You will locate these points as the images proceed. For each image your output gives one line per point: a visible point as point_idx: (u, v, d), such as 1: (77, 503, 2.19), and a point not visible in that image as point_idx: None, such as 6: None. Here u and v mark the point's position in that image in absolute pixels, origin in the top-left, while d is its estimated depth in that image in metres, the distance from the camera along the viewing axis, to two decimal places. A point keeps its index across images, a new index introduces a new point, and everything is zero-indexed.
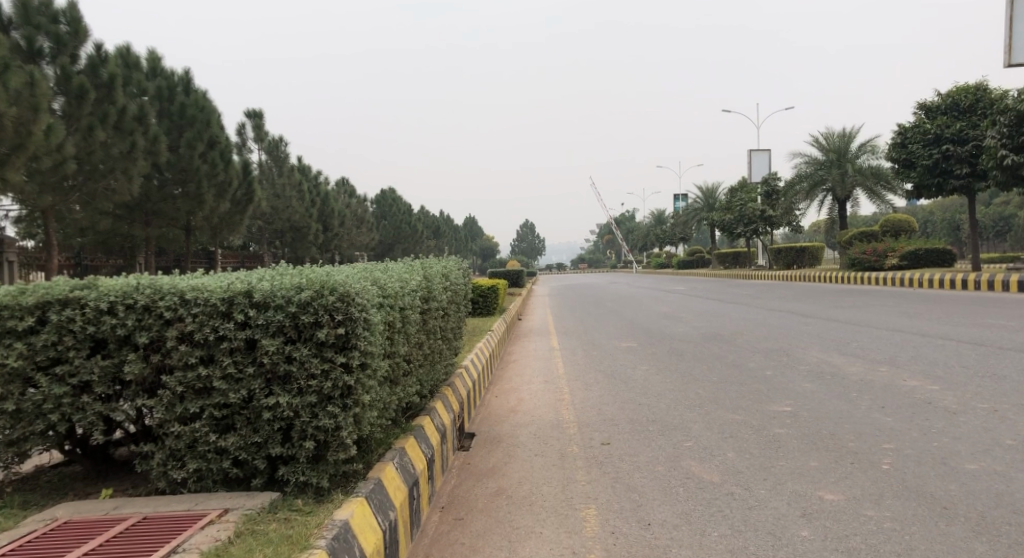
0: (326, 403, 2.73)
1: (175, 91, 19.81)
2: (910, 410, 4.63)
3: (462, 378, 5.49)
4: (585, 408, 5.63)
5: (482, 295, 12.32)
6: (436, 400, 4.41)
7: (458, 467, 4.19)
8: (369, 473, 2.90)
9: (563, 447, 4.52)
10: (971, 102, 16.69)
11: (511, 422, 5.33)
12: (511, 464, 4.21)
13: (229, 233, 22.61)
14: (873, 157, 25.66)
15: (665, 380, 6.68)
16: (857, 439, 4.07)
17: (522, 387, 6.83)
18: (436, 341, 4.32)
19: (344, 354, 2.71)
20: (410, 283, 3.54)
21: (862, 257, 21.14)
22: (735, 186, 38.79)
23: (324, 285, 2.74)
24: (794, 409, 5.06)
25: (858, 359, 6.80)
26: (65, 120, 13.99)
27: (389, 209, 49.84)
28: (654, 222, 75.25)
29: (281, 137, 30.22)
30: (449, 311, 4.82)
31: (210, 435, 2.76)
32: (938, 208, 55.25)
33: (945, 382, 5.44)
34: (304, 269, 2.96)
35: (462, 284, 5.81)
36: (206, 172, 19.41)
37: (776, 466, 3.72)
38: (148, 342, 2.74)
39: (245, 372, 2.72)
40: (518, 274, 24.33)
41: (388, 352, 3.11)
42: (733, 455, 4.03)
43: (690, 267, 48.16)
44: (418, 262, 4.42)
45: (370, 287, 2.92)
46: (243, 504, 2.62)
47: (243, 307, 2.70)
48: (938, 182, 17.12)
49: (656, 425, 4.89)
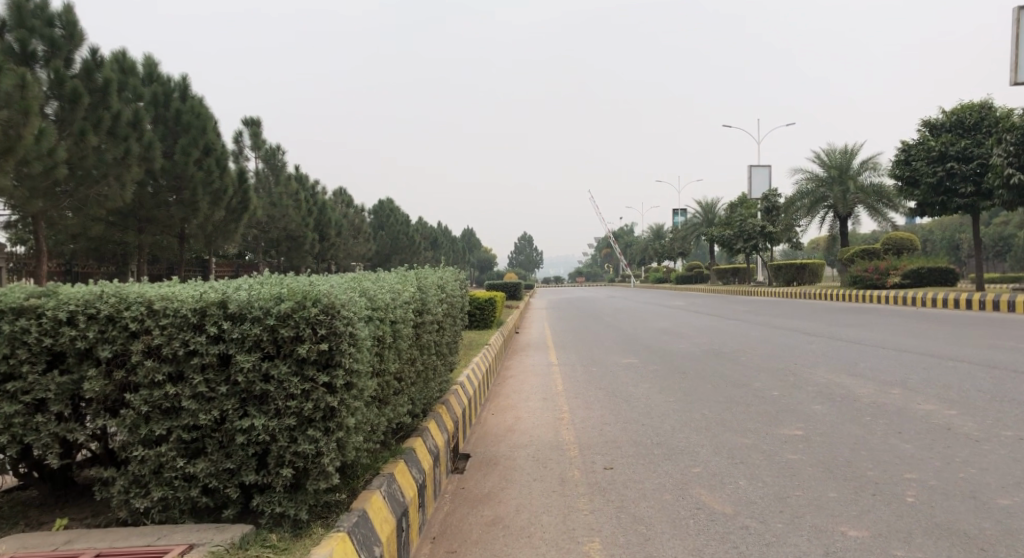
0: (306, 426, 2.48)
1: (171, 97, 19.70)
2: (930, 437, 4.38)
3: (457, 396, 5.24)
4: (586, 428, 5.37)
5: (479, 307, 12.08)
6: (429, 419, 4.16)
7: (451, 492, 3.93)
8: (354, 503, 2.64)
9: (564, 472, 4.26)
10: (976, 120, 16.61)
11: (509, 443, 5.07)
12: (508, 490, 3.94)
13: (224, 241, 22.32)
14: (875, 175, 25.59)
15: (668, 400, 6.42)
16: (876, 468, 3.82)
17: (521, 405, 6.57)
18: (430, 357, 4.07)
19: (327, 373, 2.47)
20: (402, 295, 3.31)
21: (864, 274, 20.98)
22: (735, 202, 38.72)
23: (306, 295, 2.51)
24: (806, 433, 4.80)
25: (868, 380, 6.55)
26: (59, 125, 13.82)
27: (387, 220, 49.74)
28: (652, 236, 75.23)
29: (279, 146, 30.25)
30: (444, 325, 4.57)
31: (178, 460, 2.50)
32: (937, 226, 55.37)
33: (963, 406, 5.20)
34: (286, 277, 2.73)
35: (459, 295, 5.56)
36: (201, 180, 19.16)
37: (793, 496, 3.47)
38: (111, 356, 2.49)
39: (217, 391, 2.48)
40: (515, 286, 24.10)
41: (377, 368, 2.86)
42: (745, 483, 3.77)
43: (688, 282, 48.01)
44: (411, 272, 4.19)
45: (358, 298, 2.69)
46: (210, 539, 2.36)
47: (215, 319, 2.47)
48: (941, 200, 16.99)
49: (661, 448, 4.64)
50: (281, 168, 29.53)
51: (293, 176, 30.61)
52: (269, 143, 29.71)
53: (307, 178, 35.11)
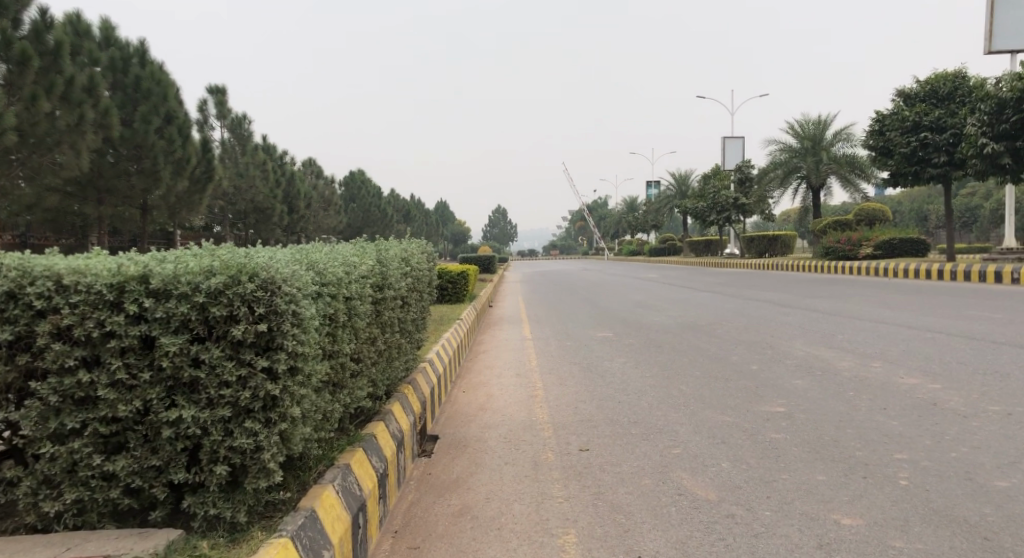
0: (243, 417, 2.15)
1: (129, 62, 18.78)
2: (916, 413, 4.31)
3: (425, 375, 4.95)
4: (560, 406, 5.15)
5: (451, 281, 11.75)
6: (393, 401, 3.86)
7: (416, 480, 3.65)
8: (302, 501, 2.35)
9: (537, 454, 4.03)
10: (950, 90, 16.65)
11: (480, 423, 4.82)
12: (478, 476, 3.69)
13: (189, 213, 21.42)
14: (848, 145, 25.70)
15: (645, 374, 6.24)
16: (863, 448, 3.73)
17: (492, 382, 6.32)
18: (393, 334, 3.75)
19: (267, 357, 2.16)
20: (358, 269, 2.99)
21: (836, 246, 21.13)
22: (708, 173, 38.74)
23: (241, 269, 2.17)
24: (788, 409, 4.65)
25: (848, 353, 6.47)
26: (7, 89, 12.93)
27: (357, 192, 48.88)
28: (625, 208, 75.30)
29: (245, 114, 29.41)
30: (409, 300, 4.25)
31: (94, 458, 2.09)
32: (906, 198, 56.35)
33: (946, 380, 5.14)
34: (221, 248, 2.37)
35: (426, 270, 5.25)
36: (162, 148, 18.26)
37: (780, 481, 3.33)
38: (13, 339, 2.10)
39: (139, 378, 2.09)
40: (489, 260, 23.85)
41: (327, 351, 2.56)
42: (727, 466, 3.59)
43: (662, 254, 48.18)
44: (370, 243, 3.84)
45: (306, 273, 2.38)
46: (129, 549, 2.00)
47: (135, 296, 2.08)
48: (914, 170, 17.06)
49: (638, 428, 4.43)
50: (248, 137, 28.52)
51: (260, 146, 29.70)
52: (234, 112, 28.76)
53: (274, 148, 34.06)
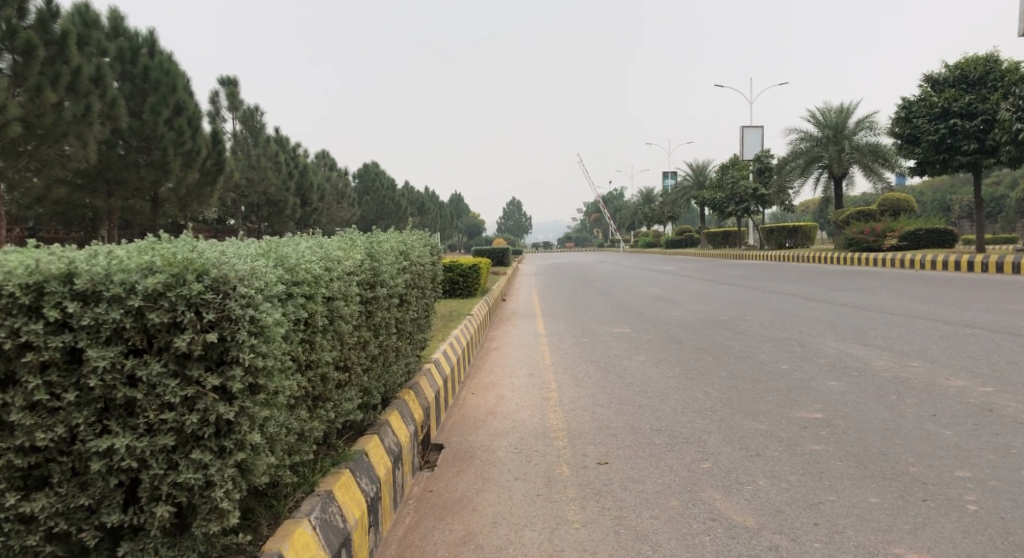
0: (191, 445, 1.79)
1: (138, 52, 18.54)
2: (971, 420, 3.85)
3: (430, 377, 4.57)
4: (576, 411, 4.76)
5: (463, 274, 11.38)
6: (391, 409, 3.49)
7: (415, 499, 3.28)
8: (267, 544, 1.99)
9: (550, 468, 3.63)
10: (981, 75, 15.85)
11: (489, 430, 4.44)
12: (484, 495, 3.30)
13: (199, 207, 21.10)
14: (871, 134, 24.90)
15: (666, 375, 5.81)
16: (918, 462, 3.25)
17: (503, 382, 5.95)
18: (388, 336, 3.36)
19: (220, 375, 1.80)
20: (342, 264, 2.60)
21: (860, 237, 20.54)
22: (725, 163, 38.00)
23: (188, 266, 1.81)
24: (826, 416, 4.20)
25: (885, 351, 5.98)
26: (13, 79, 12.73)
27: (371, 184, 48.79)
28: (640, 199, 74.49)
29: (256, 106, 29.25)
30: (408, 298, 3.88)
31: (9, 497, 1.71)
32: (928, 188, 55.03)
33: (1000, 382, 4.63)
34: (170, 242, 1.99)
35: (429, 264, 4.85)
36: (172, 140, 18.09)
37: (827, 503, 2.88)
38: None
39: (63, 399, 1.71)
40: (503, 252, 23.50)
41: (300, 362, 2.19)
42: (765, 484, 3.15)
43: (678, 246, 47.55)
44: (361, 236, 3.44)
45: (272, 271, 2.02)
46: None
47: (57, 300, 1.69)
48: (943, 158, 16.33)
49: (662, 437, 4.01)
50: (259, 130, 28.28)
51: (272, 139, 29.52)
52: (245, 105, 28.65)
53: (287, 141, 33.89)
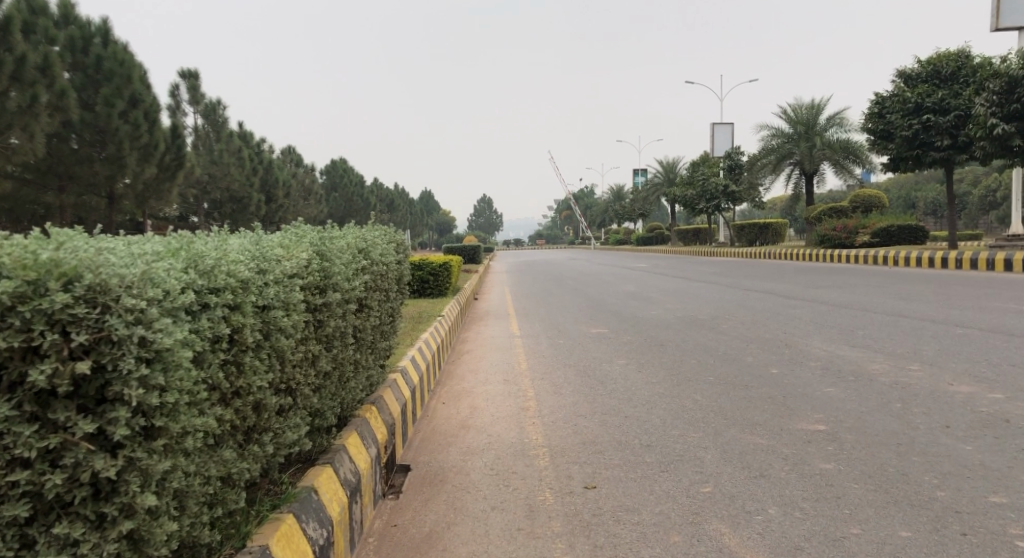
0: (60, 513, 1.31)
1: (90, 41, 17.56)
2: (987, 432, 3.54)
3: (395, 389, 4.09)
4: (556, 423, 4.33)
5: (432, 273, 10.88)
6: (349, 432, 3.01)
7: (376, 537, 2.82)
8: None
9: (533, 494, 3.20)
10: (953, 70, 15.98)
11: (462, 446, 4.00)
12: (456, 530, 2.86)
13: (158, 204, 19.99)
14: (842, 130, 25.11)
15: (651, 381, 5.43)
16: (945, 485, 2.91)
17: (476, 389, 5.51)
18: (344, 348, 2.89)
19: (98, 416, 1.32)
20: (280, 266, 2.14)
21: (833, 234, 20.43)
22: (697, 160, 38.08)
23: (55, 267, 1.31)
24: (829, 428, 3.85)
25: (877, 354, 5.70)
26: None
27: (340, 180, 47.79)
28: (610, 197, 74.68)
29: (218, 100, 28.25)
30: (369, 303, 3.41)
31: None
32: (894, 185, 56.08)
33: (1008, 388, 4.35)
34: (30, 238, 1.45)
35: (394, 264, 4.37)
36: (127, 133, 17.10)
37: (853, 538, 2.50)
38: None
39: None
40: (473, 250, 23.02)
41: (222, 391, 1.73)
42: (777, 514, 2.77)
43: (649, 244, 47.75)
44: (312, 232, 2.97)
45: (178, 277, 1.54)
46: None
47: None
48: (915, 154, 16.37)
49: (654, 455, 3.61)
50: (222, 123, 27.41)
51: (235, 133, 28.52)
52: (207, 97, 27.65)
53: (250, 135, 32.82)
